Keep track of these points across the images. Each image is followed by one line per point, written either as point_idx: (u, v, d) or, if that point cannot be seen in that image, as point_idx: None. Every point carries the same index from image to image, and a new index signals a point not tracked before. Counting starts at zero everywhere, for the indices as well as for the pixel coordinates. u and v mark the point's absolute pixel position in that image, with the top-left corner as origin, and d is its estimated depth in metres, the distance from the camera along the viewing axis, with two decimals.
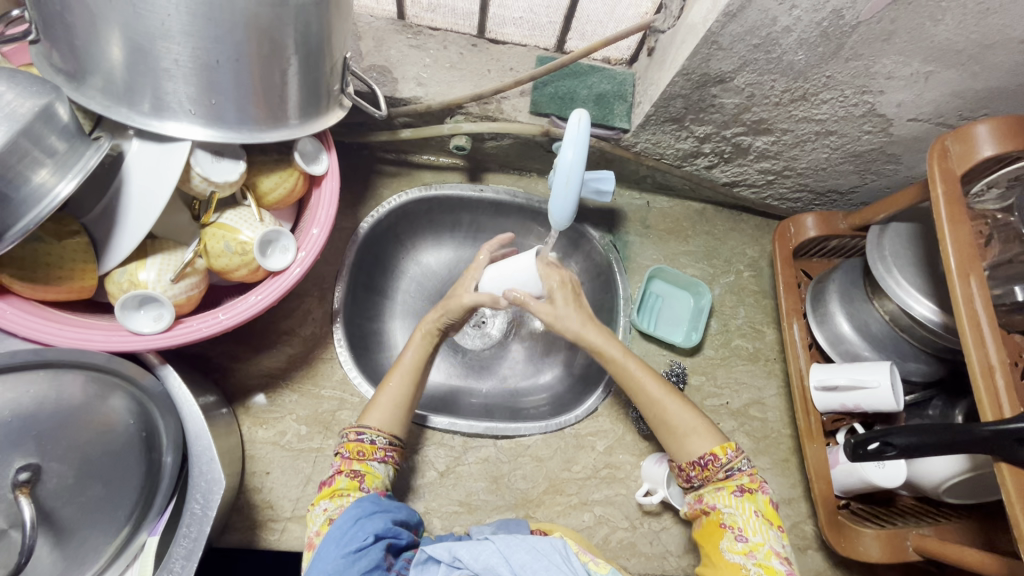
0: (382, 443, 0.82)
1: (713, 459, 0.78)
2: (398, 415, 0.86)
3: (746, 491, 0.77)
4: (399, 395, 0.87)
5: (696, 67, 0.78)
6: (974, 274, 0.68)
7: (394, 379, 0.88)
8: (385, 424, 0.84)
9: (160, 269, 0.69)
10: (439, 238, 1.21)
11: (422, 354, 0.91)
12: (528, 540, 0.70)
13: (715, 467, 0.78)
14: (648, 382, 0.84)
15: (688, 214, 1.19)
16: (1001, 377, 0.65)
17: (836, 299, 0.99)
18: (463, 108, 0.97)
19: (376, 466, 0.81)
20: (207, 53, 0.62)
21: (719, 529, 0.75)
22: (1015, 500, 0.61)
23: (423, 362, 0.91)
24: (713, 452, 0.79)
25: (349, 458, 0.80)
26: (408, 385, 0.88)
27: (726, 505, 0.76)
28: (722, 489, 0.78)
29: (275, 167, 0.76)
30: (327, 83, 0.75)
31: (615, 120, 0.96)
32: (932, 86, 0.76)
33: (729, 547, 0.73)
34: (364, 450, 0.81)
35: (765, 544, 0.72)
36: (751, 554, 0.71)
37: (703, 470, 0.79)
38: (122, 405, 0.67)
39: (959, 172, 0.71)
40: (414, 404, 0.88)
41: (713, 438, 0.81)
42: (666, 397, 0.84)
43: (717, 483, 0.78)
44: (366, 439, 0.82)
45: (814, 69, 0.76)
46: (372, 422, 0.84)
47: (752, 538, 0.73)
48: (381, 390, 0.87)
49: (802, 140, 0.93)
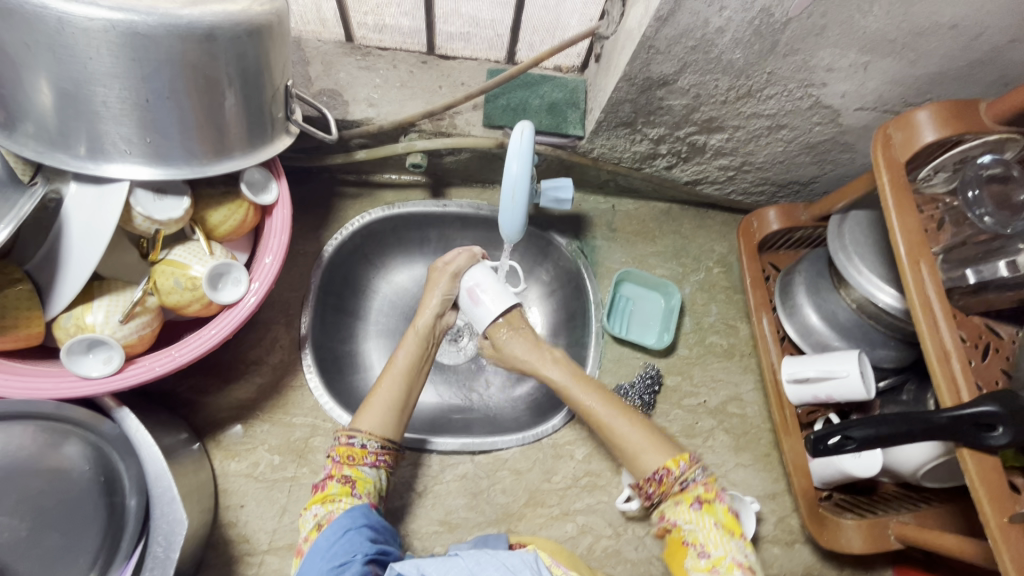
0: (373, 447, 0.80)
1: (666, 473, 0.77)
2: (393, 418, 0.84)
3: (704, 504, 0.75)
4: (392, 396, 0.86)
5: (637, 72, 0.78)
6: (924, 260, 0.68)
7: (388, 380, 0.87)
8: (378, 428, 0.82)
9: (108, 311, 0.69)
10: (409, 255, 1.19)
11: (414, 354, 0.90)
12: (498, 554, 0.65)
13: (670, 481, 0.76)
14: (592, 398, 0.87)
15: (654, 215, 1.20)
16: (957, 361, 0.65)
17: (803, 291, 0.99)
18: (416, 125, 0.97)
19: (367, 471, 0.80)
20: (138, 93, 0.61)
21: (682, 546, 0.74)
22: (977, 484, 0.61)
23: (417, 362, 0.90)
24: (667, 466, 0.77)
25: (341, 463, 0.79)
26: (402, 385, 0.87)
27: (686, 521, 0.74)
28: (680, 504, 0.76)
29: (222, 200, 0.76)
30: (270, 110, 0.75)
31: (569, 127, 0.97)
32: (873, 75, 0.77)
33: (694, 565, 0.72)
34: (354, 455, 0.79)
35: (726, 557, 0.71)
36: (714, 570, 0.70)
37: (659, 484, 0.77)
38: (76, 452, 0.67)
39: (904, 159, 0.71)
40: (408, 407, 0.86)
41: (668, 451, 0.79)
42: (613, 414, 0.84)
43: (674, 497, 0.76)
44: (357, 443, 0.80)
45: (754, 66, 0.76)
46: (364, 426, 0.82)
47: (714, 552, 0.71)
48: (375, 391, 0.86)
49: (755, 135, 0.94)
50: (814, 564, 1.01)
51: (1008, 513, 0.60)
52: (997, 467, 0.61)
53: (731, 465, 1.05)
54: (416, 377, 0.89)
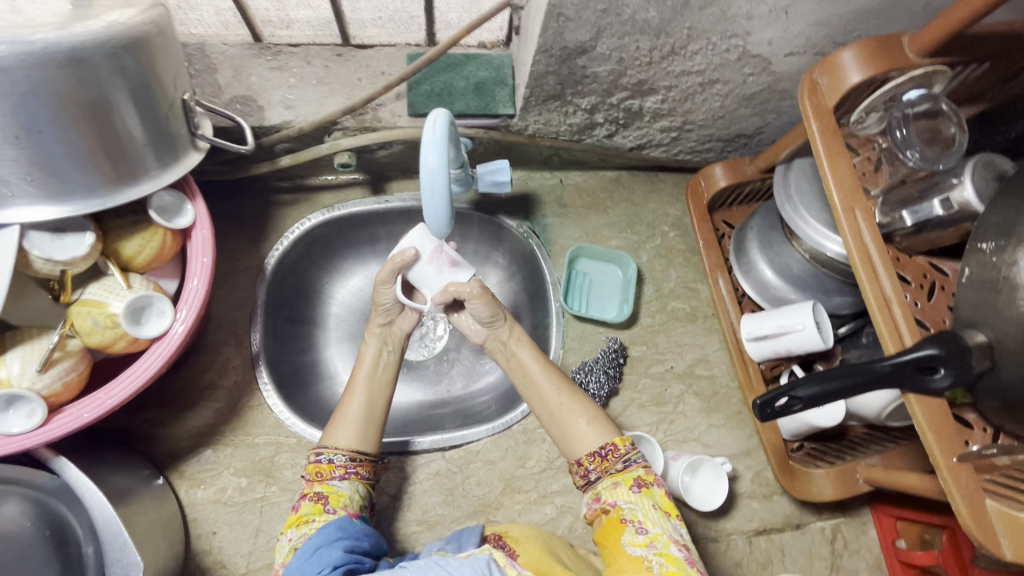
0: (341, 461, 0.78)
1: (613, 449, 0.78)
2: (361, 428, 0.81)
3: (643, 485, 0.76)
4: (361, 409, 0.83)
5: (552, 43, 0.74)
6: (859, 207, 0.66)
7: (350, 395, 0.84)
8: (350, 442, 0.80)
9: (23, 361, 0.65)
10: (360, 256, 1.16)
11: (373, 361, 0.88)
12: (449, 565, 0.62)
13: (614, 458, 0.78)
14: (543, 381, 0.85)
15: (603, 184, 1.17)
16: (898, 308, 0.63)
17: (756, 247, 0.98)
18: (338, 123, 0.93)
19: (338, 485, 0.77)
20: (5, 130, 0.57)
21: (619, 524, 0.73)
22: (927, 429, 0.61)
23: (377, 371, 0.87)
24: (614, 443, 0.79)
25: (311, 482, 0.77)
26: (365, 397, 0.84)
27: (625, 501, 0.75)
28: (620, 484, 0.77)
29: (134, 230, 0.72)
30: (169, 128, 0.70)
31: (498, 107, 0.93)
32: (796, 18, 0.73)
33: (631, 541, 0.71)
34: (321, 471, 0.77)
35: (663, 534, 0.71)
36: (651, 545, 0.70)
37: (602, 461, 0.78)
38: (15, 509, 0.65)
39: (831, 104, 0.69)
40: (382, 419, 0.84)
41: (609, 431, 0.81)
42: (561, 396, 0.84)
43: (614, 476, 0.77)
44: (324, 459, 0.78)
45: (671, 23, 0.73)
46: (334, 441, 0.80)
47: (652, 528, 0.72)
48: (343, 406, 0.84)
49: (689, 93, 0.90)
50: (793, 514, 1.02)
51: (957, 454, 0.60)
52: (942, 407, 0.61)
53: (704, 427, 1.05)
54: (380, 386, 0.86)
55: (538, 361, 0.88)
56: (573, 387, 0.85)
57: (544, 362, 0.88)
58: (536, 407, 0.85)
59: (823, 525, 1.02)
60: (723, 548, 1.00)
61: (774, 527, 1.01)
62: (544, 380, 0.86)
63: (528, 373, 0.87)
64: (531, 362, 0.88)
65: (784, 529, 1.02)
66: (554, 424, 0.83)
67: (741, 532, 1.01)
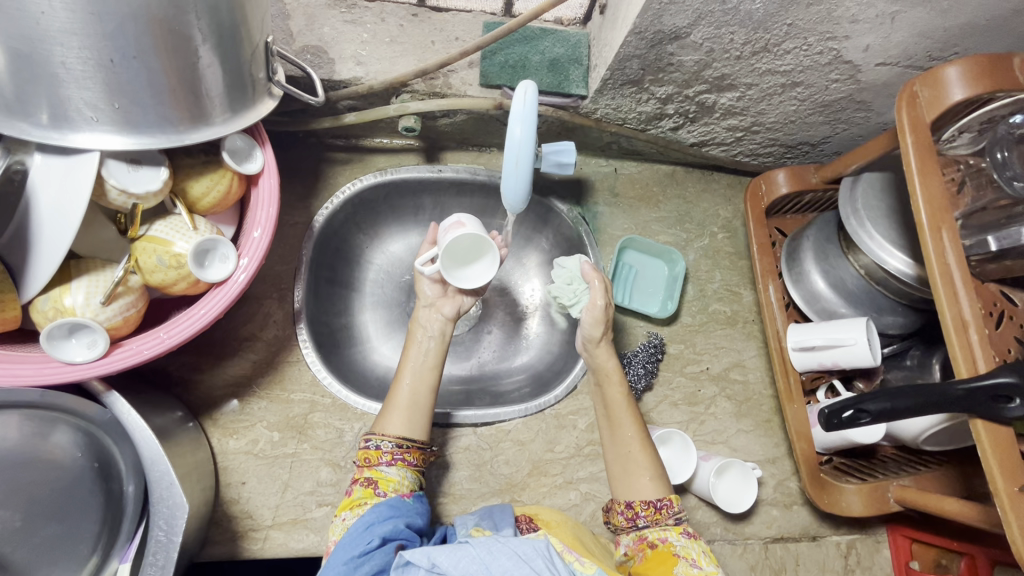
0: (388, 447, 0.78)
1: (667, 504, 0.80)
2: (407, 416, 0.81)
3: (692, 534, 0.79)
4: (409, 396, 0.83)
5: (648, 25, 0.73)
6: (946, 226, 0.65)
7: (399, 381, 0.84)
8: (400, 429, 0.80)
9: (88, 292, 0.65)
10: (403, 224, 1.15)
11: (418, 349, 0.86)
12: (510, 543, 0.64)
13: (666, 512, 0.80)
14: (627, 427, 0.86)
15: (657, 178, 1.15)
16: (975, 332, 0.63)
17: (810, 257, 0.96)
18: (407, 85, 0.91)
19: (387, 470, 0.77)
20: (101, 52, 0.55)
21: (671, 557, 0.76)
22: (991, 455, 0.61)
23: (421, 358, 0.86)
24: (669, 498, 0.81)
25: (361, 467, 0.78)
26: (410, 384, 0.83)
27: (677, 540, 0.78)
28: (670, 530, 0.79)
29: (203, 170, 0.71)
30: (249, 70, 0.68)
31: (571, 86, 0.91)
32: (900, 27, 0.72)
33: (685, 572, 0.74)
34: (370, 457, 0.77)
35: (717, 573, 0.75)
36: None
37: (654, 512, 0.80)
38: (66, 439, 0.67)
39: (929, 119, 0.67)
40: (430, 406, 0.83)
41: (663, 487, 0.83)
42: (633, 444, 0.85)
43: (664, 526, 0.79)
44: (373, 445, 0.78)
45: (774, 17, 0.71)
46: (387, 429, 0.80)
47: (706, 566, 0.75)
48: (393, 393, 0.83)
49: (768, 93, 0.88)
50: (811, 525, 1.03)
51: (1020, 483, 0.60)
52: (1010, 436, 0.62)
53: (733, 431, 1.05)
54: (426, 372, 0.85)
55: (623, 402, 0.88)
56: (647, 440, 0.86)
57: (629, 408, 0.88)
58: (608, 446, 0.88)
59: (840, 540, 1.03)
60: (740, 552, 1.00)
61: (792, 537, 1.02)
62: (624, 425, 0.87)
63: (612, 412, 0.88)
64: (618, 402, 0.88)
65: (801, 539, 1.02)
66: (618, 466, 0.85)
67: (759, 537, 1.01)
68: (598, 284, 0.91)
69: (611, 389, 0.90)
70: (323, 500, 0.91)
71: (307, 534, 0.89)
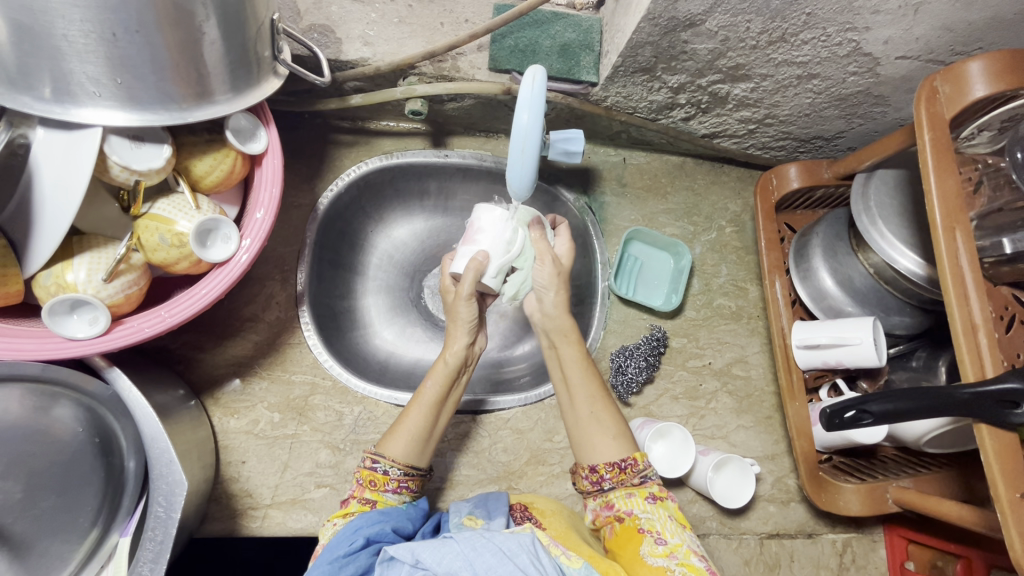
0: (395, 474, 0.78)
1: (632, 463, 0.80)
2: (420, 446, 0.81)
3: (657, 498, 0.79)
4: (421, 426, 0.82)
5: (662, 10, 0.71)
6: (960, 227, 0.63)
7: (414, 408, 0.82)
8: (404, 454, 0.80)
9: (90, 269, 0.66)
10: (408, 208, 1.14)
11: (445, 385, 0.84)
12: (494, 539, 0.64)
13: (632, 472, 0.80)
14: (584, 384, 0.85)
15: (666, 169, 1.13)
16: (984, 334, 0.62)
17: (819, 253, 0.94)
18: (415, 67, 0.89)
19: (389, 496, 0.78)
20: (103, 25, 0.54)
21: (638, 533, 0.75)
22: (993, 460, 0.61)
23: (447, 393, 0.84)
24: (633, 456, 0.81)
25: (362, 486, 0.78)
26: (430, 417, 0.82)
27: (642, 511, 0.77)
28: (634, 495, 0.79)
29: (207, 149, 0.71)
30: (255, 49, 0.67)
31: (581, 72, 0.89)
32: (922, 19, 0.70)
33: (651, 550, 0.73)
34: (376, 480, 0.78)
35: (682, 545, 0.74)
36: (672, 555, 0.72)
37: (620, 473, 0.80)
38: (68, 413, 0.67)
39: (949, 116, 0.66)
40: (436, 436, 0.83)
41: (629, 446, 0.82)
42: (595, 405, 0.84)
43: (630, 488, 0.79)
44: (380, 468, 0.78)
45: (791, 6, 0.69)
46: (390, 451, 0.79)
47: (670, 540, 0.74)
48: (402, 417, 0.82)
49: (783, 84, 0.86)
50: (808, 522, 1.03)
51: (1021, 490, 0.60)
52: (1015, 441, 0.61)
53: (733, 426, 1.05)
54: (444, 407, 0.84)
55: (580, 362, 0.87)
56: (608, 398, 0.85)
57: (586, 366, 0.87)
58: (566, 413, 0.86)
59: (836, 538, 1.03)
60: (735, 546, 1.00)
61: (788, 534, 1.02)
62: (584, 387, 0.85)
63: (569, 373, 0.87)
64: (574, 361, 0.86)
65: (797, 536, 1.02)
66: (576, 430, 0.84)
67: (755, 532, 1.01)
68: (542, 245, 0.88)
69: (567, 350, 0.87)
70: (322, 481, 0.92)
71: (306, 514, 0.90)
